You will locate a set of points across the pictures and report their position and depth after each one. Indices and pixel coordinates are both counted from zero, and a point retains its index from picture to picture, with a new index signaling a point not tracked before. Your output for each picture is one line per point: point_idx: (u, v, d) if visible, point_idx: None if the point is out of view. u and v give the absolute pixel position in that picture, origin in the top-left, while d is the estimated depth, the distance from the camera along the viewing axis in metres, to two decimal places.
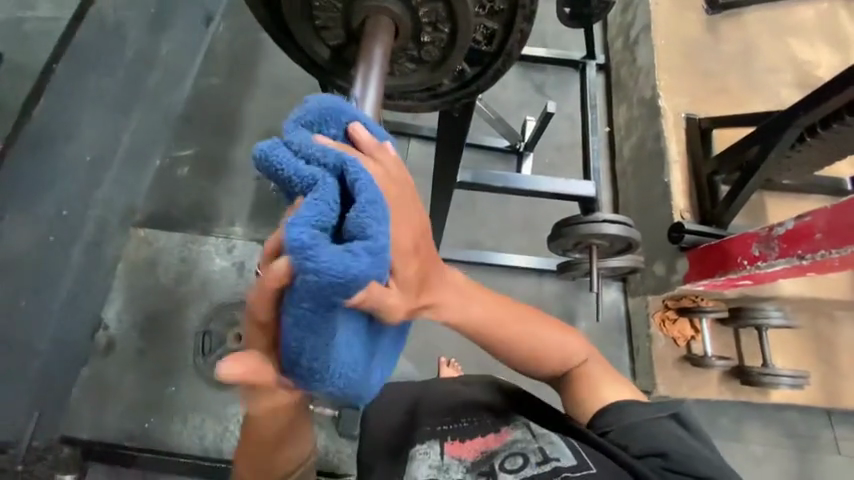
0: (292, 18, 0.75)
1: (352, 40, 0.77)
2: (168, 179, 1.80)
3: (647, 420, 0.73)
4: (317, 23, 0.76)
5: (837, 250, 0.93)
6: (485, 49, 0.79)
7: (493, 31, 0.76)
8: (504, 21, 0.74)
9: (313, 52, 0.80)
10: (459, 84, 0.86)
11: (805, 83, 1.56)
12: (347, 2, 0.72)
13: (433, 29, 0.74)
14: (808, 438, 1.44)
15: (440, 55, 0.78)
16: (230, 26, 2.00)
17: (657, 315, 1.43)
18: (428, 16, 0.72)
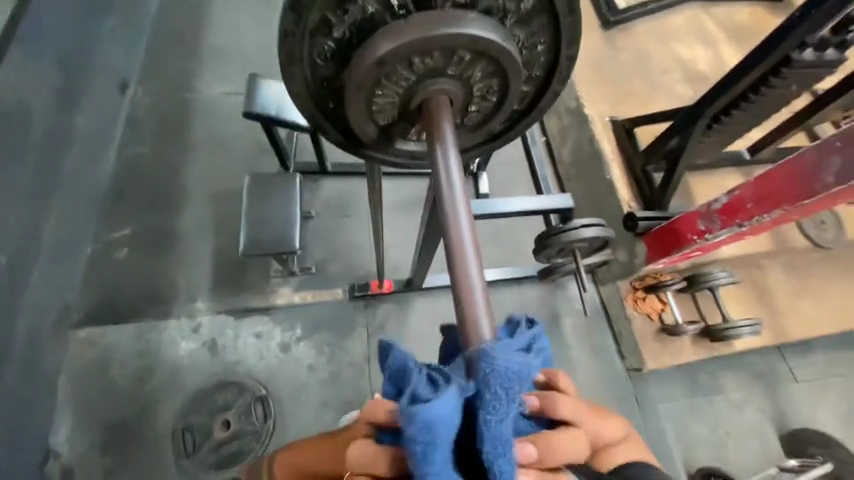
0: (349, 105, 0.79)
1: (404, 116, 0.86)
2: (104, 266, 1.60)
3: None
4: (373, 108, 0.82)
5: (767, 214, 1.12)
6: (519, 108, 0.95)
7: (527, 93, 0.92)
8: (538, 85, 0.91)
9: (363, 131, 0.85)
10: (492, 138, 0.99)
11: (691, 78, 1.87)
12: (410, 87, 0.80)
13: (481, 100, 0.87)
14: (771, 373, 1.65)
15: (483, 117, 0.92)
16: (149, 90, 1.86)
17: (628, 297, 1.59)
18: (481, 88, 0.84)
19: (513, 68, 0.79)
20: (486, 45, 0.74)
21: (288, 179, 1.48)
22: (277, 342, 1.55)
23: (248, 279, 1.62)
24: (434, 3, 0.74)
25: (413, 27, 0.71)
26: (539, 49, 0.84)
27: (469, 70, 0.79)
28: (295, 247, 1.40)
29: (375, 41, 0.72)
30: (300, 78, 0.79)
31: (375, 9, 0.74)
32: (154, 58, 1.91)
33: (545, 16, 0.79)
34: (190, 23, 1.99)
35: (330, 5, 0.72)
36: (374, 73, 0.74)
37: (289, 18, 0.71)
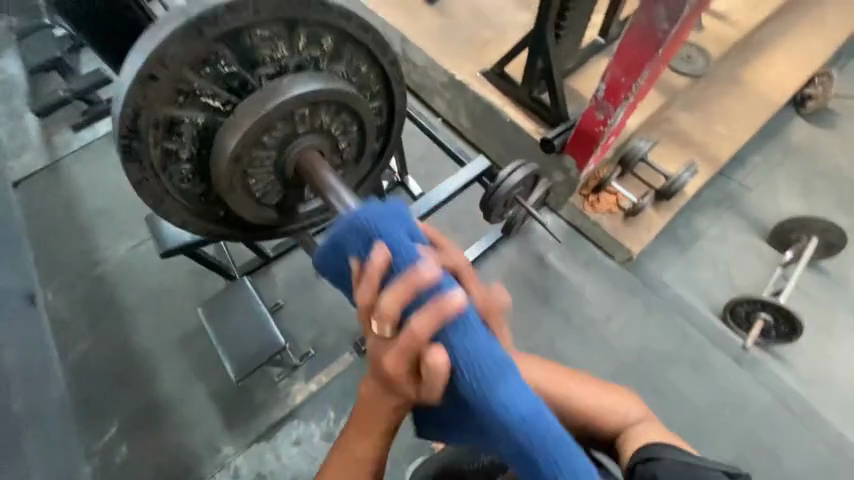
0: (233, 205, 0.89)
1: (288, 188, 0.94)
2: (113, 473, 1.48)
3: (714, 468, 0.69)
4: (257, 194, 0.91)
5: (640, 79, 1.23)
6: (382, 121, 1.02)
7: (380, 105, 1.00)
8: (385, 95, 0.99)
9: (262, 216, 0.95)
10: (377, 157, 1.06)
11: (523, 4, 2.01)
12: (274, 162, 0.89)
13: (345, 134, 0.94)
14: (729, 195, 1.80)
15: (357, 148, 0.98)
16: (58, 285, 1.75)
17: (585, 205, 1.69)
18: (338, 127, 0.92)
19: (350, 98, 0.87)
20: (311, 95, 0.83)
21: (237, 286, 1.43)
22: (319, 435, 1.50)
23: (257, 398, 1.55)
24: (249, 83, 0.84)
25: (244, 115, 0.81)
26: (364, 69, 0.93)
27: (316, 119, 0.88)
28: (283, 342, 1.36)
29: (219, 141, 0.82)
30: (176, 206, 0.91)
31: (203, 117, 0.84)
32: (45, 253, 1.80)
33: (351, 40, 0.88)
34: (60, 203, 1.88)
35: (160, 134, 0.83)
36: (237, 169, 0.85)
37: (134, 168, 0.83)
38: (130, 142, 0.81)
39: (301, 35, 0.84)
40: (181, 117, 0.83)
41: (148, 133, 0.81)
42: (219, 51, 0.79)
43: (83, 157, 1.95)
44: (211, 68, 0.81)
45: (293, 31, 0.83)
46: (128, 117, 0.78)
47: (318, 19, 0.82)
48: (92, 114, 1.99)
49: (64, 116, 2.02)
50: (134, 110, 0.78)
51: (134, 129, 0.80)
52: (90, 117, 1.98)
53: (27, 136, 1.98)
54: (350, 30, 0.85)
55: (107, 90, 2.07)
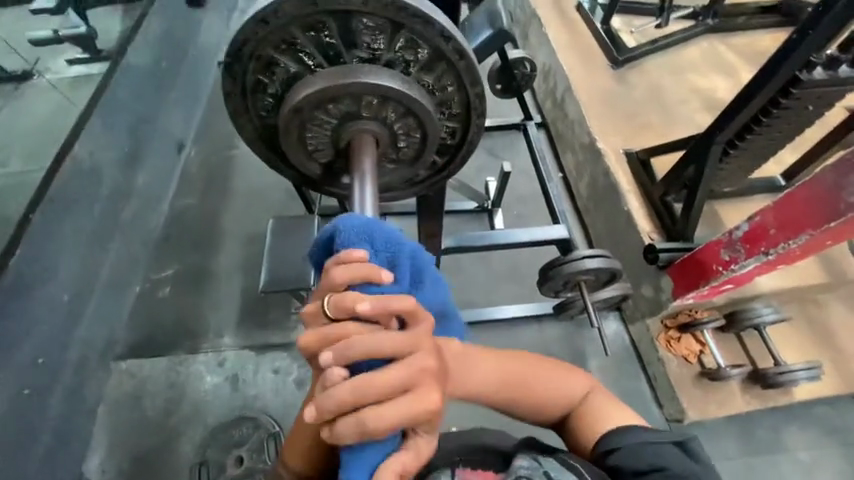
0: (289, 152, 0.86)
1: (340, 155, 0.87)
2: (148, 302, 1.77)
3: (665, 442, 0.67)
4: (310, 148, 0.86)
5: (793, 240, 1.01)
6: (451, 142, 0.91)
7: (454, 128, 0.88)
8: (462, 120, 0.87)
9: (311, 167, 0.90)
10: (437, 172, 0.97)
11: (712, 107, 1.82)
12: (335, 129, 0.82)
13: (407, 136, 0.85)
14: (847, 429, 1.40)
15: (415, 154, 0.89)
16: (200, 149, 2.14)
17: (661, 337, 1.46)
18: (401, 127, 0.83)
19: (423, 111, 0.79)
20: (385, 89, 0.75)
21: (307, 219, 1.59)
22: (294, 378, 1.59)
23: (270, 316, 1.70)
24: (342, 59, 0.77)
25: (321, 78, 0.75)
26: (450, 89, 0.82)
27: (381, 110, 0.80)
28: (311, 284, 1.46)
29: (293, 91, 0.77)
30: (248, 127, 0.86)
31: (296, 68, 0.78)
32: (207, 122, 2.22)
33: (446, 60, 0.77)
34: None
35: (256, 67, 0.78)
36: (296, 119, 0.79)
37: (226, 81, 0.80)
38: (230, 62, 0.77)
39: (402, 37, 0.75)
40: (278, 62, 0.78)
41: (248, 61, 0.77)
42: (326, 20, 0.73)
43: None
44: (315, 32, 0.75)
45: (396, 29, 0.74)
46: (233, 45, 0.74)
47: (421, 30, 0.73)
48: None
49: None
50: (244, 39, 0.74)
51: (237, 53, 0.76)
52: None
53: None
54: (449, 50, 0.75)
55: None
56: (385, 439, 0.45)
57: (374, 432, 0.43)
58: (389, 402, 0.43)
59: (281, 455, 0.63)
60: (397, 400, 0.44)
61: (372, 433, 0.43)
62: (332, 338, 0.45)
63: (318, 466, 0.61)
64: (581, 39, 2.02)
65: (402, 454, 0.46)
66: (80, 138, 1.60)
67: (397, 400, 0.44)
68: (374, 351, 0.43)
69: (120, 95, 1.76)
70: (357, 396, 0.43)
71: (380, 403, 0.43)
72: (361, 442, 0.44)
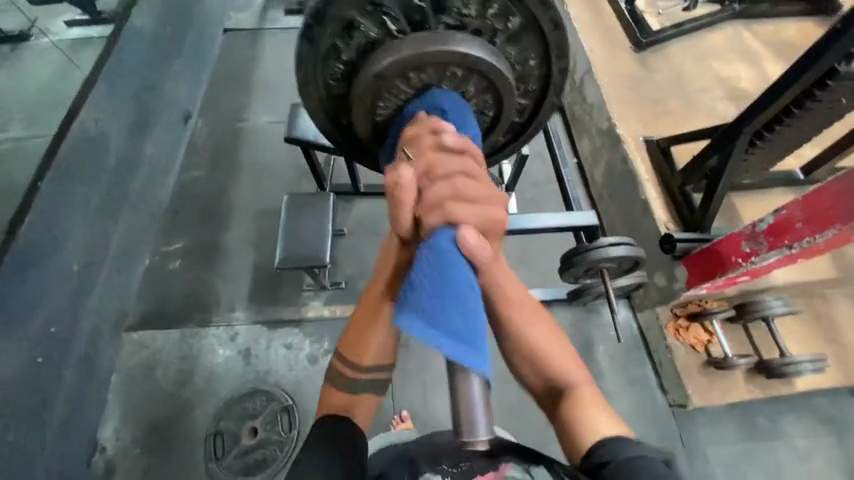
0: (355, 119, 0.81)
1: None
2: (158, 275, 1.76)
3: (651, 455, 0.63)
4: (378, 118, 0.82)
5: (819, 234, 1.01)
6: (518, 121, 0.92)
7: (525, 105, 0.89)
8: (536, 98, 0.88)
9: (374, 140, 0.86)
10: (495, 151, 0.97)
11: (733, 96, 1.79)
12: (407, 101, 0.79)
13: (479, 113, 0.84)
14: (843, 419, 1.45)
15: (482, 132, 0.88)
16: (207, 120, 2.08)
17: (669, 325, 1.49)
18: (477, 103, 0.82)
19: (505, 85, 0.78)
20: (475, 60, 0.73)
21: (322, 196, 1.57)
22: (306, 354, 1.61)
23: (281, 293, 1.70)
24: (427, 24, 0.76)
25: (407, 45, 0.72)
26: (532, 63, 0.82)
27: (463, 83, 0.78)
28: (326, 262, 1.45)
29: (374, 58, 0.74)
30: (315, 97, 0.83)
31: (376, 34, 0.76)
32: (214, 92, 2.15)
33: (535, 30, 0.78)
34: (244, 62, 2.21)
35: (337, 31, 0.76)
36: (375, 87, 0.75)
37: (303, 44, 0.76)
38: (310, 22, 0.74)
39: (495, 4, 0.75)
40: (358, 24, 0.75)
41: (329, 21, 0.74)
42: None
43: (279, 37, 2.27)
44: None
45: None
46: (323, 1, 0.71)
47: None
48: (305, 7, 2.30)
49: None
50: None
51: (321, 12, 0.72)
52: (303, 7, 2.29)
53: (254, 1, 2.37)
54: (543, 19, 0.75)
55: None
56: (464, 225, 0.55)
57: (455, 219, 0.54)
58: (466, 195, 0.56)
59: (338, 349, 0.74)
60: (466, 200, 0.56)
61: (452, 219, 0.55)
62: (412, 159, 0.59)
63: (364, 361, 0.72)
64: (603, 19, 1.96)
65: (473, 240, 0.54)
66: (85, 105, 1.55)
67: (472, 200, 0.56)
68: (447, 161, 0.57)
69: (127, 59, 1.70)
70: (436, 190, 0.55)
71: (458, 192, 0.56)
72: (443, 228, 0.54)
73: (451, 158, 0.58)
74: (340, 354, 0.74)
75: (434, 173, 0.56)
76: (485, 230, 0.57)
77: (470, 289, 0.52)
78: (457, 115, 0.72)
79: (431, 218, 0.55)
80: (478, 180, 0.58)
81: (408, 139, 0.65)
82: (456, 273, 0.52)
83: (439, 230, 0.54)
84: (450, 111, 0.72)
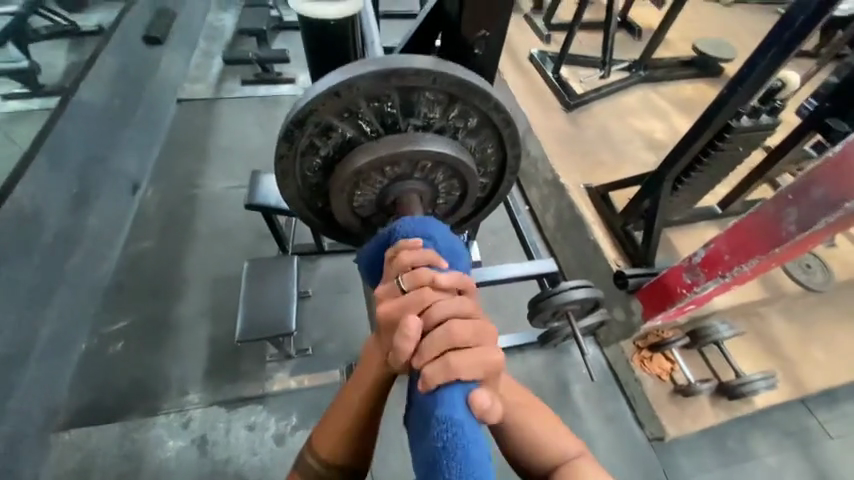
0: (332, 205, 0.85)
1: (383, 212, 0.88)
2: (97, 361, 1.57)
3: None
4: (354, 204, 0.86)
5: (745, 264, 1.15)
6: (481, 197, 0.98)
7: (487, 184, 0.95)
8: (495, 178, 0.94)
9: (349, 222, 0.90)
10: (462, 222, 1.01)
11: (653, 146, 2.06)
12: (383, 189, 0.84)
13: (447, 195, 0.90)
14: (801, 431, 1.54)
15: (449, 209, 0.94)
16: (157, 189, 2.01)
17: (635, 358, 1.55)
18: (445, 187, 0.88)
19: (469, 172, 0.84)
20: (442, 157, 0.80)
21: (284, 260, 1.53)
22: (272, 433, 1.46)
23: (242, 367, 1.58)
24: (398, 125, 0.82)
25: (381, 145, 0.79)
26: (489, 151, 0.89)
27: (432, 172, 0.84)
28: (292, 329, 1.38)
29: (353, 155, 0.80)
30: (292, 187, 0.85)
31: (352, 134, 0.81)
32: (166, 161, 2.11)
33: (492, 127, 0.85)
34: (198, 130, 2.21)
35: (314, 132, 0.79)
36: (352, 180, 0.81)
37: (282, 144, 0.79)
38: (291, 127, 0.77)
39: (456, 109, 0.82)
40: (335, 127, 0.80)
41: (307, 125, 0.78)
42: (392, 94, 0.77)
43: (236, 106, 2.32)
44: (377, 103, 0.79)
45: (452, 101, 0.81)
46: (302, 111, 0.76)
47: (476, 103, 0.81)
48: (261, 79, 2.39)
49: (242, 71, 2.46)
50: (309, 109, 0.76)
51: (302, 119, 0.77)
52: (259, 79, 2.39)
53: (209, 73, 2.43)
54: (497, 119, 0.83)
55: (283, 67, 2.50)
56: (470, 380, 0.51)
57: (462, 376, 0.50)
58: (469, 345, 0.53)
59: (310, 440, 0.68)
60: (473, 350, 0.52)
61: (457, 377, 0.51)
62: (408, 298, 0.57)
63: (344, 453, 0.65)
64: (536, 85, 2.23)
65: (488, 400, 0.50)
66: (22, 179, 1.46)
67: (475, 349, 0.53)
68: (451, 310, 0.55)
69: (71, 134, 1.65)
70: (445, 347, 0.52)
71: (457, 342, 0.52)
72: (449, 387, 0.50)
73: (454, 305, 0.56)
74: (312, 445, 0.67)
75: (440, 327, 0.53)
76: (487, 379, 0.53)
77: (487, 462, 0.48)
78: (447, 244, 0.71)
79: (434, 375, 0.50)
80: (482, 330, 0.55)
81: (403, 267, 0.63)
82: (470, 437, 0.48)
83: (444, 390, 0.50)
84: (441, 242, 0.71)
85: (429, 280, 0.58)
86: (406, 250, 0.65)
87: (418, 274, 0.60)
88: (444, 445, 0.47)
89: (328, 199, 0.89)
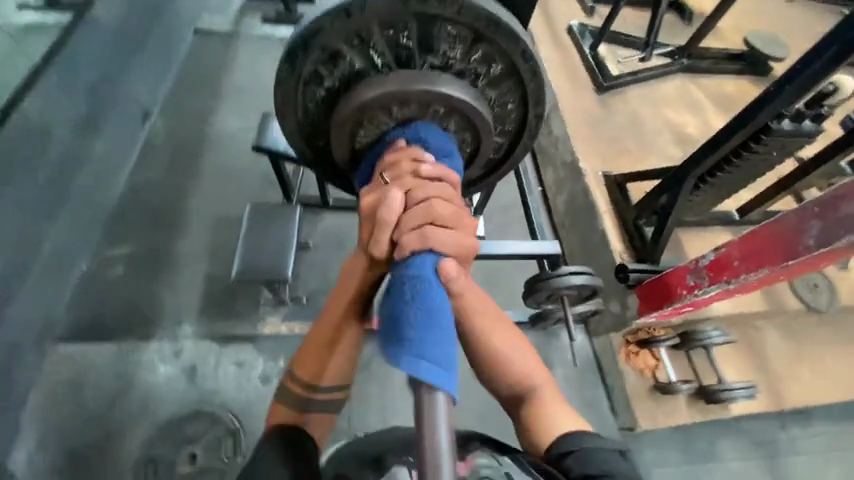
0: (332, 142, 0.82)
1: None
2: (97, 282, 1.60)
3: (608, 449, 0.66)
4: (356, 146, 0.82)
5: (753, 273, 1.11)
6: (494, 157, 0.95)
7: (502, 143, 0.92)
8: (512, 137, 0.91)
9: (349, 166, 0.87)
10: (470, 186, 0.98)
11: (681, 141, 1.97)
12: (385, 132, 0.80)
13: (457, 151, 0.86)
14: (771, 442, 1.57)
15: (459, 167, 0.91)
16: (167, 120, 1.97)
17: (621, 350, 1.57)
18: (457, 141, 0.85)
19: (484, 126, 0.80)
20: (456, 101, 0.76)
21: (288, 208, 1.51)
22: (258, 373, 1.51)
23: (237, 308, 1.61)
24: (414, 62, 0.78)
25: (392, 79, 0.75)
26: (510, 106, 0.85)
27: (444, 120, 0.80)
28: (288, 277, 1.39)
29: (360, 87, 0.77)
30: (293, 116, 0.83)
31: (362, 64, 0.78)
32: (179, 91, 2.05)
33: (515, 77, 0.81)
34: (215, 63, 2.13)
35: (322, 57, 0.77)
36: (356, 115, 0.77)
37: (285, 67, 0.77)
38: (297, 47, 0.75)
39: (479, 50, 0.78)
40: (345, 54, 0.77)
41: (314, 48, 0.75)
42: (409, 23, 0.74)
43: (256, 42, 2.22)
44: (393, 31, 0.75)
45: (475, 41, 0.77)
46: (309, 29, 0.72)
47: (501, 45, 0.76)
48: (284, 17, 2.27)
49: (264, 5, 2.33)
50: (317, 29, 0.72)
51: (307, 41, 0.74)
52: (281, 16, 2.26)
53: (231, 4, 2.31)
54: (522, 67, 0.79)
55: (307, 7, 2.36)
56: (442, 253, 0.61)
57: (433, 245, 0.60)
58: (442, 220, 0.62)
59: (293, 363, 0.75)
60: (445, 227, 0.62)
61: (431, 246, 0.61)
62: (394, 183, 0.65)
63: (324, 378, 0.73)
64: (570, 60, 2.11)
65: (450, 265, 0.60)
66: (31, 92, 1.44)
67: (447, 226, 0.62)
68: (429, 193, 0.63)
69: (82, 50, 1.59)
70: (420, 222, 0.61)
71: (435, 217, 0.62)
72: (421, 254, 0.60)
73: (434, 189, 0.64)
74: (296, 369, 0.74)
75: (416, 204, 0.62)
76: (458, 260, 0.63)
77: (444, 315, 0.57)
78: (440, 142, 0.75)
79: (411, 242, 0.60)
80: (455, 212, 0.63)
81: (392, 161, 0.70)
82: (437, 300, 0.58)
83: (415, 256, 0.59)
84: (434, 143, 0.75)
85: (413, 171, 0.67)
86: (397, 148, 0.73)
87: (404, 166, 0.69)
88: (409, 299, 0.57)
89: (328, 139, 0.87)
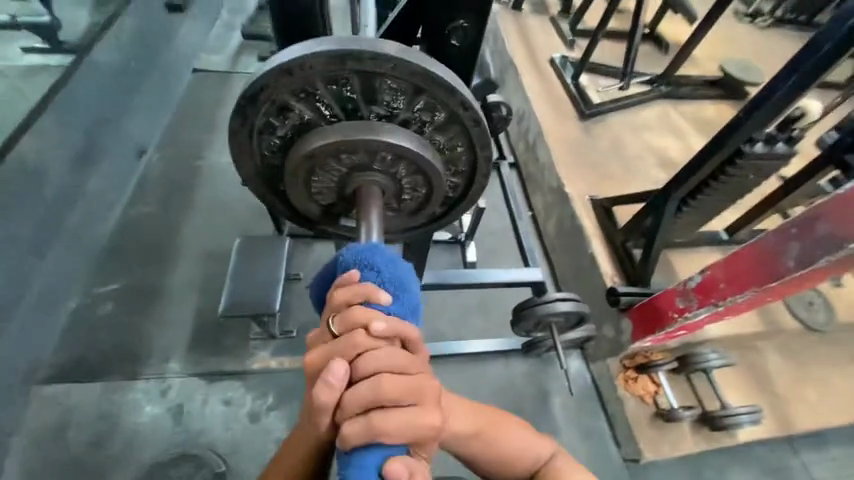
0: (287, 186, 0.87)
1: (342, 199, 0.92)
2: (85, 321, 1.59)
3: None
4: (313, 190, 0.89)
5: (738, 295, 1.11)
6: (452, 196, 0.97)
7: (458, 184, 0.94)
8: (466, 178, 0.92)
9: (309, 206, 0.94)
10: (433, 221, 1.02)
11: (665, 164, 2.01)
12: (340, 177, 0.86)
13: (412, 191, 0.90)
14: (782, 470, 1.50)
15: (417, 205, 0.95)
16: (162, 157, 2.01)
17: (619, 376, 1.52)
18: (410, 182, 0.88)
19: (432, 171, 0.84)
20: (401, 150, 0.80)
21: (277, 240, 1.52)
22: (247, 410, 1.47)
23: (226, 343, 1.58)
24: (360, 112, 0.80)
25: (337, 130, 0.79)
26: (459, 150, 0.86)
27: (393, 166, 0.84)
28: (275, 310, 1.38)
29: (309, 137, 0.80)
30: (248, 164, 0.86)
31: (310, 115, 0.80)
32: (174, 129, 2.10)
33: (460, 125, 0.82)
34: (210, 102, 2.20)
35: (270, 110, 0.79)
36: (306, 165, 0.82)
37: (235, 120, 0.79)
38: (244, 103, 0.77)
39: (422, 100, 0.79)
40: (292, 107, 0.79)
41: (262, 103, 0.77)
42: (351, 77, 0.75)
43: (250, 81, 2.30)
44: (337, 86, 0.77)
45: (417, 93, 0.78)
46: (251, 86, 0.74)
47: (442, 97, 0.78)
48: None
49: (259, 46, 2.44)
50: (261, 85, 0.74)
51: (253, 96, 0.76)
52: None
53: (227, 47, 2.42)
54: (465, 116, 0.80)
55: None
56: (392, 444, 0.51)
57: (381, 438, 0.50)
58: (392, 404, 0.51)
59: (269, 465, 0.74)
60: (395, 408, 0.51)
61: (375, 438, 0.51)
62: (337, 345, 0.55)
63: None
64: (551, 89, 2.18)
65: (406, 461, 0.50)
66: None
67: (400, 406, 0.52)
68: (376, 365, 0.52)
69: None
70: (367, 405, 0.51)
71: (382, 401, 0.51)
72: (366, 450, 0.50)
73: (385, 355, 0.53)
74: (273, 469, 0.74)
75: (364, 382, 0.52)
76: (413, 444, 0.53)
77: None
78: (391, 269, 0.66)
79: (351, 435, 0.51)
80: (407, 390, 0.52)
81: (336, 304, 0.58)
82: None
83: (361, 454, 0.50)
84: (382, 266, 0.66)
85: (363, 325, 0.54)
86: (342, 283, 0.61)
87: (350, 311, 0.57)
88: None
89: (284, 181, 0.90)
